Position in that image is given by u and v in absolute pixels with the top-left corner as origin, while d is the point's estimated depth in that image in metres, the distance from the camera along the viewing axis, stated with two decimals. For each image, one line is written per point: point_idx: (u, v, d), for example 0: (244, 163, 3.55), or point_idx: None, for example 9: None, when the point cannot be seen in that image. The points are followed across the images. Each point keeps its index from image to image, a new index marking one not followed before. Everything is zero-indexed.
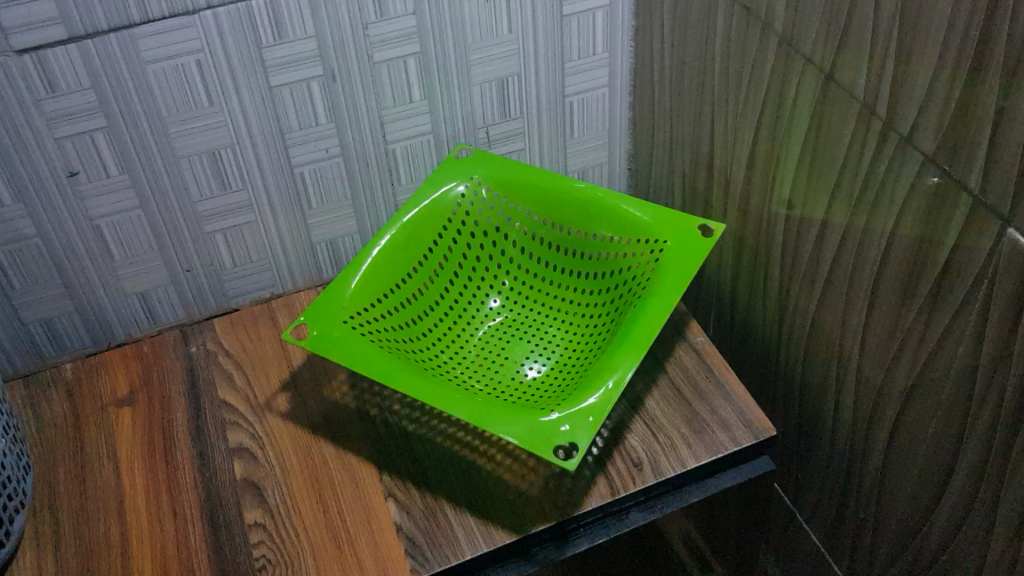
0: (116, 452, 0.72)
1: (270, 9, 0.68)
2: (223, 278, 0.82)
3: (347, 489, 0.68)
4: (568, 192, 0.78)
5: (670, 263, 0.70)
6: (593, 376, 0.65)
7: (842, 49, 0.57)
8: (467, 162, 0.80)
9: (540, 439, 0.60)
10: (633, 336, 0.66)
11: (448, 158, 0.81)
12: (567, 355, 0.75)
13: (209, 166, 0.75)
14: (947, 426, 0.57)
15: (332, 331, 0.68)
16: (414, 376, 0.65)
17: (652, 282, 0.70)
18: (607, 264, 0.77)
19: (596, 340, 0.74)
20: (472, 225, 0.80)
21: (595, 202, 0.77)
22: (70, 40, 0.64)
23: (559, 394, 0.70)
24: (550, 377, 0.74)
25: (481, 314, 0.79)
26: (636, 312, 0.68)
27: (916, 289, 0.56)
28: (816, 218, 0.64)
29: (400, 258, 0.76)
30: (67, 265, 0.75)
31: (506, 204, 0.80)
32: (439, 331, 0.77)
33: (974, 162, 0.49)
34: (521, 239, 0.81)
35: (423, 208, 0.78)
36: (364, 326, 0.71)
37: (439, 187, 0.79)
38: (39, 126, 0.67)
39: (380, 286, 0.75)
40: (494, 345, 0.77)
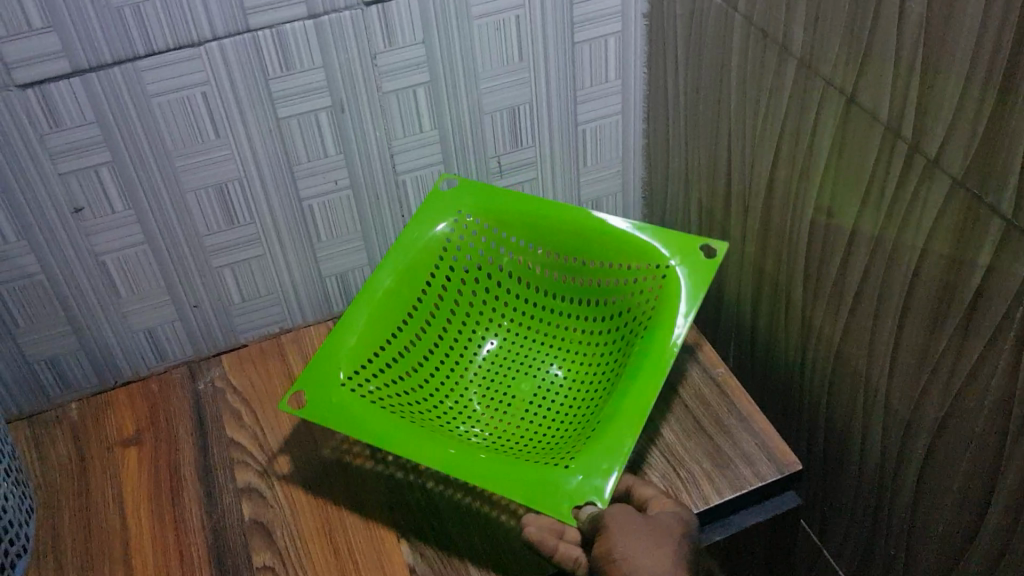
0: (121, 493, 0.70)
1: (277, 40, 0.67)
2: (232, 314, 0.81)
3: (359, 531, 0.66)
4: (561, 219, 0.76)
5: (670, 296, 0.68)
6: (601, 425, 0.63)
7: (864, 71, 0.55)
8: (454, 193, 0.78)
9: (556, 500, 0.58)
10: (637, 382, 0.64)
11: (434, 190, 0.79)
12: (575, 393, 0.73)
13: (216, 200, 0.73)
14: (982, 460, 0.55)
15: (329, 397, 0.66)
16: (415, 437, 0.63)
17: (654, 322, 0.68)
18: (609, 292, 0.75)
19: (606, 376, 0.72)
20: (466, 262, 0.78)
21: (591, 229, 0.75)
22: (73, 73, 0.63)
23: (568, 437, 0.68)
24: (559, 419, 0.72)
25: (482, 355, 0.77)
26: (640, 357, 0.66)
27: (947, 317, 0.54)
28: (838, 244, 0.62)
29: (395, 307, 0.74)
30: (72, 302, 0.74)
31: (499, 236, 0.78)
32: (440, 377, 0.75)
33: (1007, 185, 0.47)
34: (516, 271, 0.79)
35: (413, 251, 0.76)
36: (360, 383, 0.69)
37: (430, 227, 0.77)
38: (43, 161, 0.66)
39: (374, 338, 0.73)
40: (498, 386, 0.75)
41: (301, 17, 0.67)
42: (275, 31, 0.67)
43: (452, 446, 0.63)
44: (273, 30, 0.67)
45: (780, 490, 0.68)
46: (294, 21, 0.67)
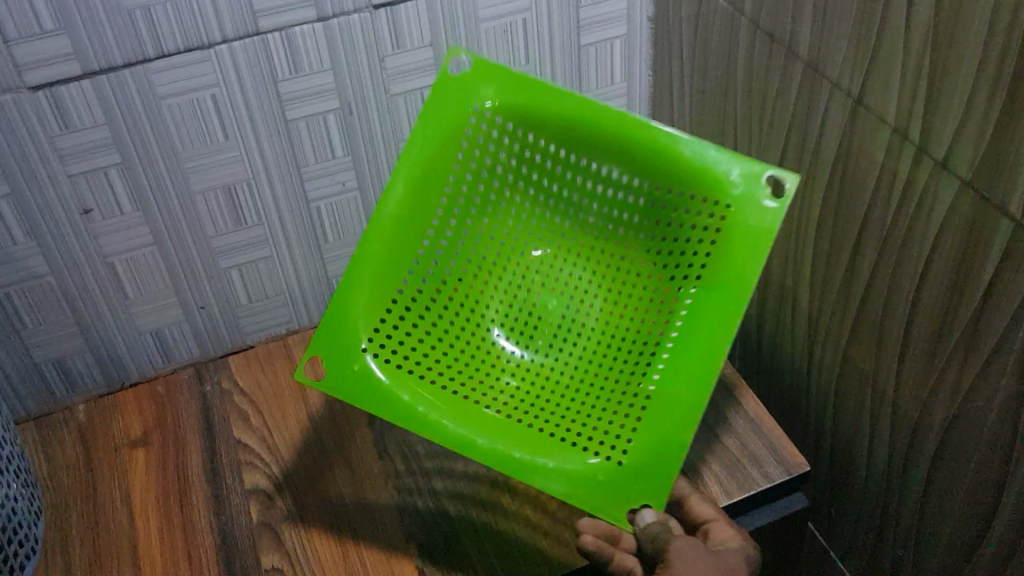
0: (129, 494, 0.71)
1: (286, 42, 0.67)
2: (239, 315, 0.81)
3: (367, 531, 0.66)
4: (599, 123, 0.64)
5: (738, 237, 0.60)
6: (657, 413, 0.61)
7: (872, 73, 0.55)
8: (462, 81, 0.65)
9: (614, 505, 0.59)
10: (688, 369, 0.61)
11: (443, 77, 0.65)
12: (606, 305, 0.70)
13: (225, 202, 0.74)
14: (991, 460, 0.55)
15: (357, 368, 0.62)
16: (459, 421, 0.61)
17: (707, 273, 0.62)
18: (655, 201, 0.66)
19: (638, 302, 0.68)
20: (478, 168, 0.68)
21: (635, 132, 0.63)
22: (84, 75, 0.63)
23: (606, 382, 0.66)
24: (589, 335, 0.69)
25: (503, 269, 0.71)
26: (692, 325, 0.62)
27: (955, 319, 0.54)
28: (846, 245, 0.63)
29: (405, 235, 0.66)
30: (80, 304, 0.74)
31: (516, 132, 0.67)
32: (461, 308, 0.70)
33: (1016, 186, 0.47)
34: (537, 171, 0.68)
35: (418, 169, 0.65)
36: (388, 339, 0.65)
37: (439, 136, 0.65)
38: (53, 163, 0.66)
39: (386, 273, 0.66)
40: (522, 295, 0.72)
41: (310, 20, 0.67)
42: (285, 34, 0.67)
43: (499, 424, 0.63)
44: (282, 33, 0.67)
45: (788, 491, 0.68)
46: (303, 24, 0.67)
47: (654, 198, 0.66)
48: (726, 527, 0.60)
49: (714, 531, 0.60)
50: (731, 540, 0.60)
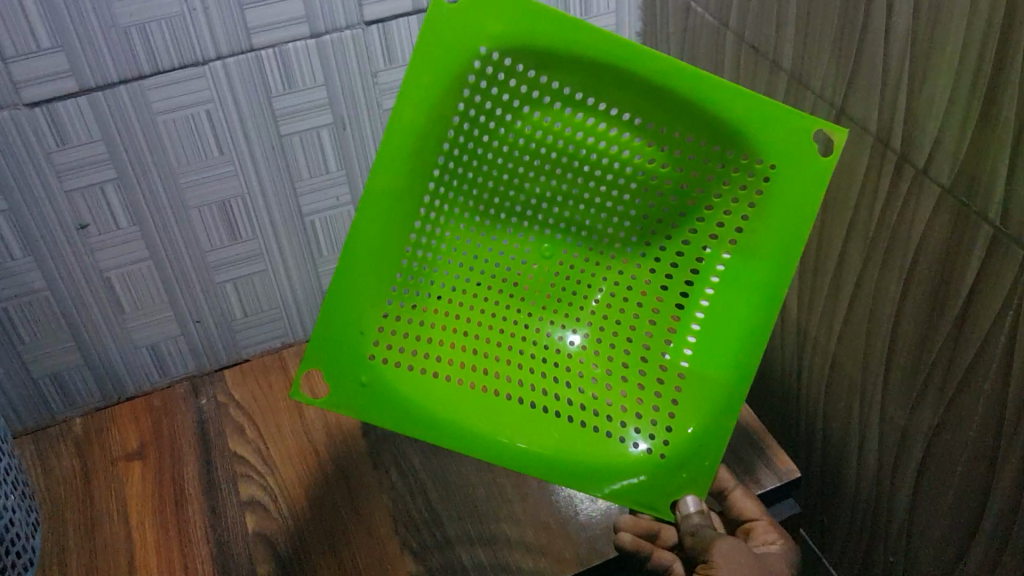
0: (126, 507, 0.71)
1: (280, 59, 0.69)
2: (234, 329, 0.82)
3: (361, 541, 0.67)
4: (632, 70, 0.57)
5: (784, 195, 0.58)
6: (697, 390, 0.63)
7: (853, 84, 0.56)
8: (460, 19, 0.55)
9: (659, 498, 0.61)
10: (728, 351, 0.62)
11: (435, 17, 0.55)
12: (617, 275, 0.70)
13: (220, 217, 0.75)
14: (977, 464, 0.56)
15: (367, 384, 0.59)
16: (489, 424, 0.61)
17: (744, 240, 0.61)
18: (673, 163, 0.63)
19: (650, 269, 0.68)
20: (479, 120, 0.61)
21: (692, 80, 0.57)
22: (81, 93, 0.64)
23: (633, 347, 0.67)
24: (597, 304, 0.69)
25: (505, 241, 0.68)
26: (727, 301, 0.63)
27: (938, 325, 0.55)
28: (832, 253, 0.64)
29: (404, 206, 0.59)
30: (77, 318, 0.75)
31: (525, 75, 0.59)
32: (466, 288, 0.67)
33: (995, 192, 0.48)
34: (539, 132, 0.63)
35: (414, 128, 0.57)
36: (394, 339, 0.62)
37: (435, 92, 0.57)
38: (49, 180, 0.67)
39: (387, 252, 0.60)
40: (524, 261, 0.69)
41: (303, 36, 0.68)
42: (278, 51, 0.68)
43: (520, 414, 0.62)
44: (276, 49, 0.68)
45: (779, 498, 0.69)
46: (296, 40, 0.68)
47: (672, 162, 0.63)
48: (768, 527, 0.63)
49: (755, 531, 0.63)
50: (772, 541, 0.62)
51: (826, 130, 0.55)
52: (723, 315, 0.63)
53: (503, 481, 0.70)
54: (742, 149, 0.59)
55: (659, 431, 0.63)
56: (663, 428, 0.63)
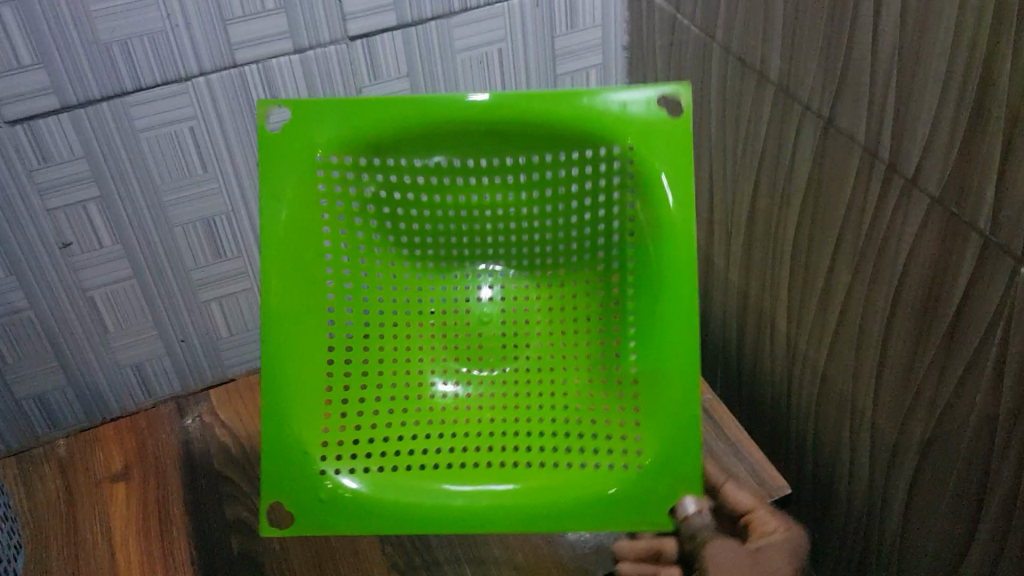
0: (109, 528, 0.70)
1: (264, 73, 0.68)
2: (219, 347, 0.82)
3: (348, 562, 0.66)
4: (462, 117, 0.61)
5: (654, 187, 0.60)
6: (648, 396, 0.61)
7: (841, 94, 0.56)
8: (286, 135, 0.60)
9: (652, 514, 0.58)
10: (664, 356, 0.60)
11: (263, 144, 0.59)
12: (547, 298, 0.68)
13: (204, 234, 0.74)
14: (970, 478, 0.55)
15: (331, 488, 0.59)
16: (446, 485, 0.59)
17: (637, 235, 0.62)
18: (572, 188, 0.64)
19: (586, 288, 0.67)
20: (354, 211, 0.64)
21: (514, 110, 0.60)
22: (63, 109, 0.63)
23: (555, 391, 0.65)
24: (542, 327, 0.68)
25: (436, 311, 0.68)
26: (648, 310, 0.62)
27: (929, 337, 0.54)
28: (821, 266, 0.63)
29: (308, 301, 0.61)
30: (60, 338, 0.74)
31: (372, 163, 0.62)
32: (397, 365, 0.66)
33: (984, 201, 0.47)
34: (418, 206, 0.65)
35: (291, 228, 0.60)
36: (342, 437, 0.61)
37: (296, 198, 0.60)
38: (31, 198, 0.66)
39: (302, 347, 0.61)
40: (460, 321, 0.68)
41: (287, 51, 0.68)
42: (261, 66, 0.68)
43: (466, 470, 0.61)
44: (260, 64, 0.68)
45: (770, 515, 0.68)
46: (280, 56, 0.68)
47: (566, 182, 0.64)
48: (765, 516, 0.57)
49: (756, 520, 0.58)
50: (769, 531, 0.56)
51: (663, 92, 0.59)
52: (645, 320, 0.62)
53: None
54: (597, 139, 0.61)
55: (619, 459, 0.61)
56: (635, 456, 0.60)
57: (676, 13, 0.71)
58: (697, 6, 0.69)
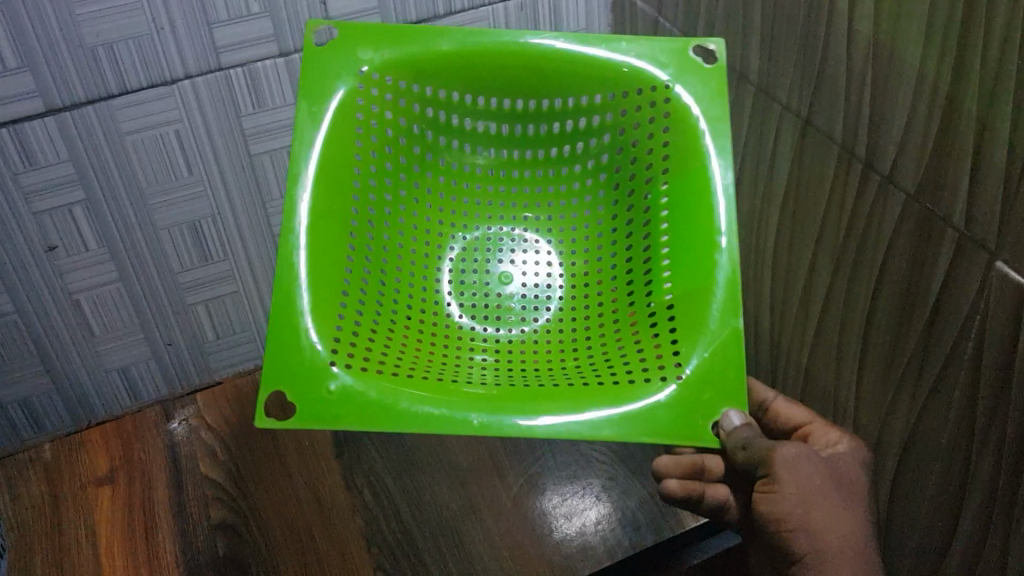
0: (95, 531, 0.70)
1: (249, 78, 0.69)
2: (206, 351, 0.82)
3: (335, 562, 0.66)
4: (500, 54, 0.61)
5: (688, 113, 0.59)
6: (686, 314, 0.56)
7: (818, 93, 0.57)
8: (333, 53, 0.59)
9: (693, 429, 0.51)
10: (701, 268, 0.56)
11: (308, 57, 0.59)
12: (569, 265, 0.67)
13: (190, 237, 0.74)
14: (949, 473, 0.55)
15: (335, 390, 0.51)
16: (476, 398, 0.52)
17: (675, 167, 0.60)
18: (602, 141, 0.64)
19: (605, 257, 0.66)
20: (386, 143, 0.63)
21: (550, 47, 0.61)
22: (48, 113, 0.64)
23: (587, 342, 0.62)
24: (562, 298, 0.66)
25: (450, 270, 0.66)
26: (683, 226, 0.58)
27: (908, 332, 0.55)
28: (803, 263, 0.64)
29: (335, 216, 0.58)
30: (46, 342, 0.74)
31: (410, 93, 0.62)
32: (419, 306, 0.63)
33: (958, 196, 0.48)
34: (440, 147, 0.65)
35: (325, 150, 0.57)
36: (353, 351, 0.55)
37: (333, 117, 0.58)
38: (17, 201, 0.66)
39: (327, 260, 0.56)
40: (473, 281, 0.67)
41: (272, 55, 0.68)
42: (247, 70, 0.68)
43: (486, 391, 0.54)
44: (245, 68, 0.68)
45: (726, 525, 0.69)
46: (266, 59, 0.68)
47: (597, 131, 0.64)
48: (824, 428, 0.57)
49: (814, 435, 0.57)
50: (835, 441, 0.56)
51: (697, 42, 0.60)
52: (682, 239, 0.58)
53: (476, 499, 0.70)
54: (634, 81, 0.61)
55: (654, 375, 0.54)
56: (672, 368, 0.54)
57: (659, 16, 0.72)
58: (677, 10, 0.70)
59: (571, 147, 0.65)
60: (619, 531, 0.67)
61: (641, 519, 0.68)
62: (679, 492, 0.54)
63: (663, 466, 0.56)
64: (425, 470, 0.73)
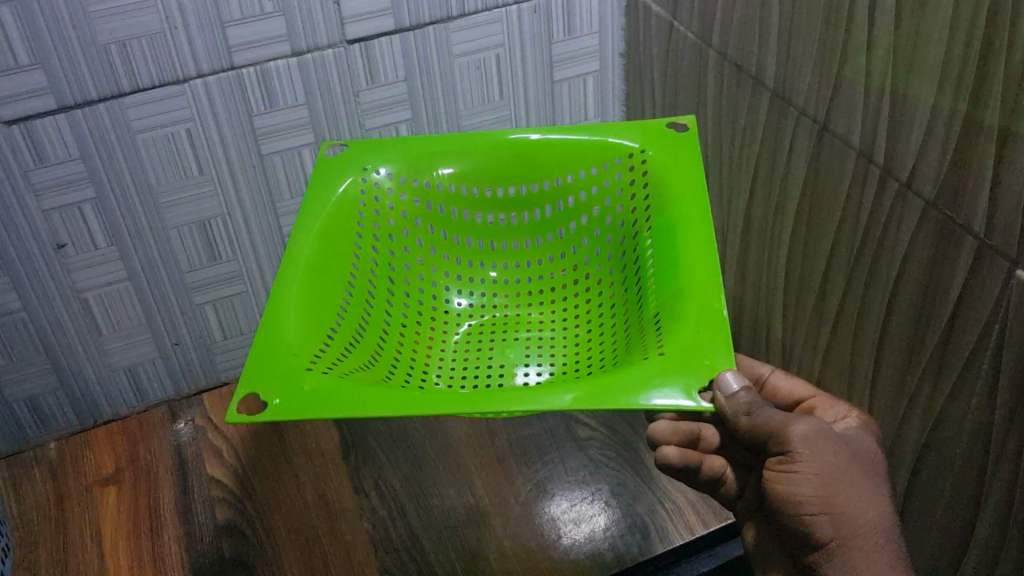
0: (100, 531, 0.69)
1: (261, 76, 0.68)
2: (213, 352, 0.82)
3: (340, 566, 0.65)
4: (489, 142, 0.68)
5: (664, 168, 0.63)
6: (671, 308, 0.55)
7: (836, 98, 0.56)
8: (343, 157, 0.67)
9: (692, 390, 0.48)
10: (683, 268, 0.56)
11: (320, 163, 0.67)
12: (568, 336, 0.66)
13: (199, 236, 0.74)
14: (965, 482, 0.55)
15: (309, 387, 0.50)
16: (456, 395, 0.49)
17: (655, 212, 0.62)
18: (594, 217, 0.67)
19: (605, 321, 0.65)
20: (391, 236, 0.67)
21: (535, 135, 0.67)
22: (60, 110, 0.63)
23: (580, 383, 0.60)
24: (564, 358, 0.65)
25: (450, 351, 0.66)
26: (665, 262, 0.59)
27: (925, 341, 0.54)
28: (817, 270, 0.63)
29: (332, 277, 0.60)
30: (53, 341, 0.73)
31: (412, 187, 0.68)
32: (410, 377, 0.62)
33: (979, 203, 0.48)
34: (444, 244, 0.69)
35: (326, 228, 0.62)
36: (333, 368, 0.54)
37: (336, 206, 0.64)
38: (27, 198, 0.66)
39: (317, 300, 0.58)
40: (473, 360, 0.66)
41: (285, 55, 0.68)
42: (259, 69, 0.68)
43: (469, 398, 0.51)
44: (257, 66, 0.68)
45: None
46: (277, 59, 0.68)
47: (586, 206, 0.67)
48: (830, 402, 0.56)
49: (820, 409, 0.56)
50: (845, 414, 0.55)
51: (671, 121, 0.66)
52: (665, 259, 0.59)
53: (484, 504, 0.69)
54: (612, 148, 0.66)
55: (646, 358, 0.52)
56: (658, 353, 0.52)
57: (674, 20, 0.72)
58: (693, 15, 0.69)
59: (567, 229, 0.68)
60: (628, 536, 0.66)
61: (651, 524, 0.67)
62: (675, 459, 0.53)
63: (665, 436, 0.56)
64: (433, 474, 0.72)
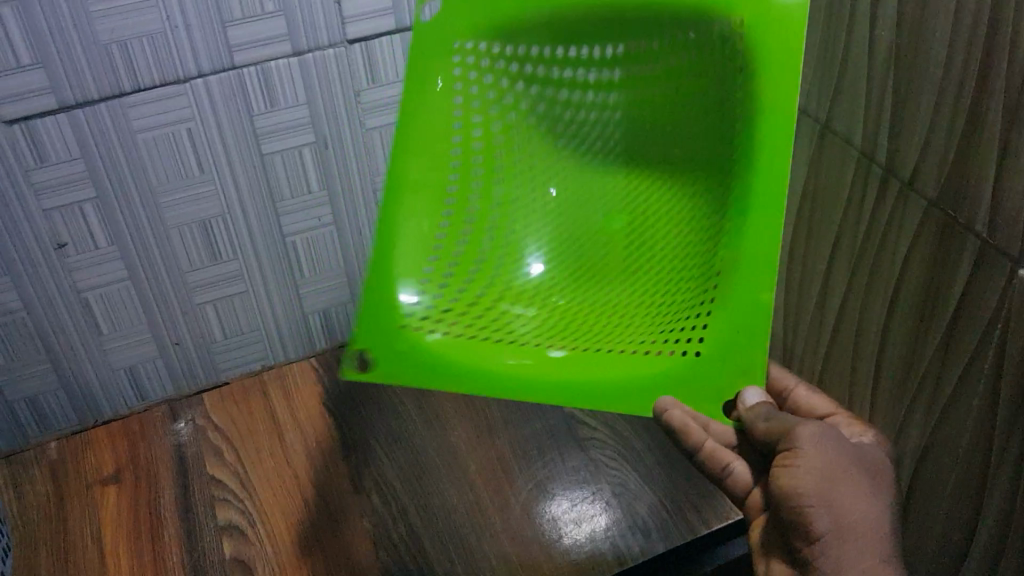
0: (100, 532, 0.69)
1: (262, 76, 0.68)
2: (214, 352, 0.82)
3: (342, 566, 0.65)
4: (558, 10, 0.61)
5: (769, 55, 0.55)
6: (727, 275, 0.55)
7: (838, 99, 0.56)
8: (432, 25, 0.61)
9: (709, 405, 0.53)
10: (758, 194, 0.54)
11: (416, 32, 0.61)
12: (674, 255, 0.62)
13: (200, 235, 0.74)
14: (967, 482, 0.55)
15: (413, 345, 0.57)
16: (511, 367, 0.57)
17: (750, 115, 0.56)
18: (705, 101, 0.61)
19: (703, 238, 0.60)
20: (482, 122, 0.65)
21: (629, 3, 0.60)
22: (61, 109, 0.63)
23: (672, 317, 0.59)
24: (657, 300, 0.62)
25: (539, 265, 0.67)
26: (745, 183, 0.55)
27: (926, 341, 0.55)
28: (818, 270, 0.63)
29: (429, 198, 0.63)
30: (53, 340, 0.73)
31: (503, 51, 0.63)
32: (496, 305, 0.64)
33: (981, 203, 0.48)
34: (532, 101, 0.66)
35: (422, 137, 0.62)
36: (448, 314, 0.61)
37: (431, 100, 0.62)
38: (27, 198, 0.66)
39: (413, 248, 0.62)
40: (564, 282, 0.66)
41: (286, 54, 0.68)
42: (260, 69, 0.68)
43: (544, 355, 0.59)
44: (258, 66, 0.67)
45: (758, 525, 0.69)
46: (279, 58, 0.68)
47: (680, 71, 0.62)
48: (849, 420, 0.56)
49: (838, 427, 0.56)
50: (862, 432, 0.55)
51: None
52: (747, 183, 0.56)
53: (485, 503, 0.69)
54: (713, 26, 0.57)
55: (690, 345, 0.56)
56: (698, 337, 0.56)
57: None
58: None
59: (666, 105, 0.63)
60: (630, 537, 0.66)
61: (652, 524, 0.67)
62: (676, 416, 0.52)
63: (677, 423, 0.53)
64: (434, 474, 0.72)
